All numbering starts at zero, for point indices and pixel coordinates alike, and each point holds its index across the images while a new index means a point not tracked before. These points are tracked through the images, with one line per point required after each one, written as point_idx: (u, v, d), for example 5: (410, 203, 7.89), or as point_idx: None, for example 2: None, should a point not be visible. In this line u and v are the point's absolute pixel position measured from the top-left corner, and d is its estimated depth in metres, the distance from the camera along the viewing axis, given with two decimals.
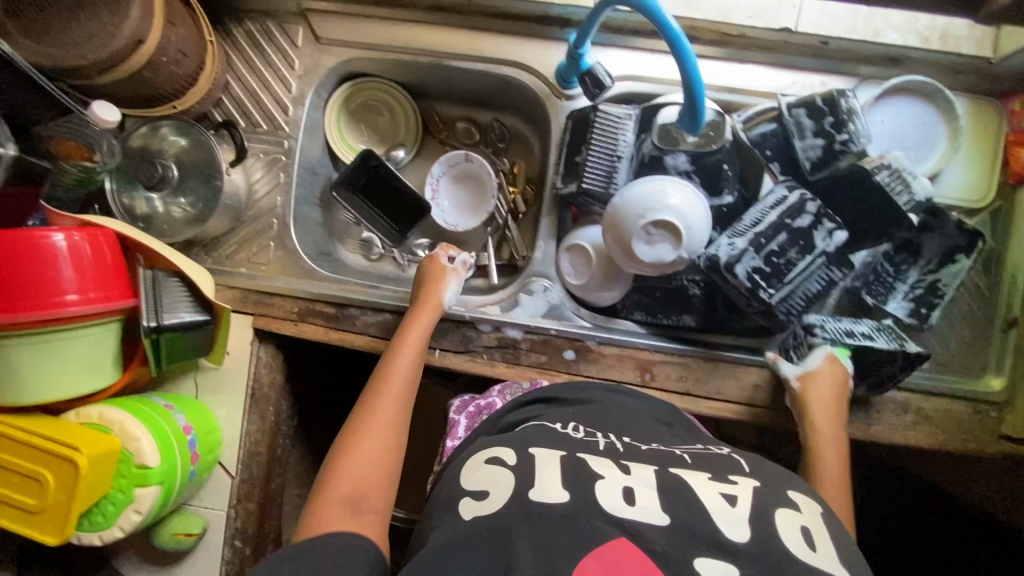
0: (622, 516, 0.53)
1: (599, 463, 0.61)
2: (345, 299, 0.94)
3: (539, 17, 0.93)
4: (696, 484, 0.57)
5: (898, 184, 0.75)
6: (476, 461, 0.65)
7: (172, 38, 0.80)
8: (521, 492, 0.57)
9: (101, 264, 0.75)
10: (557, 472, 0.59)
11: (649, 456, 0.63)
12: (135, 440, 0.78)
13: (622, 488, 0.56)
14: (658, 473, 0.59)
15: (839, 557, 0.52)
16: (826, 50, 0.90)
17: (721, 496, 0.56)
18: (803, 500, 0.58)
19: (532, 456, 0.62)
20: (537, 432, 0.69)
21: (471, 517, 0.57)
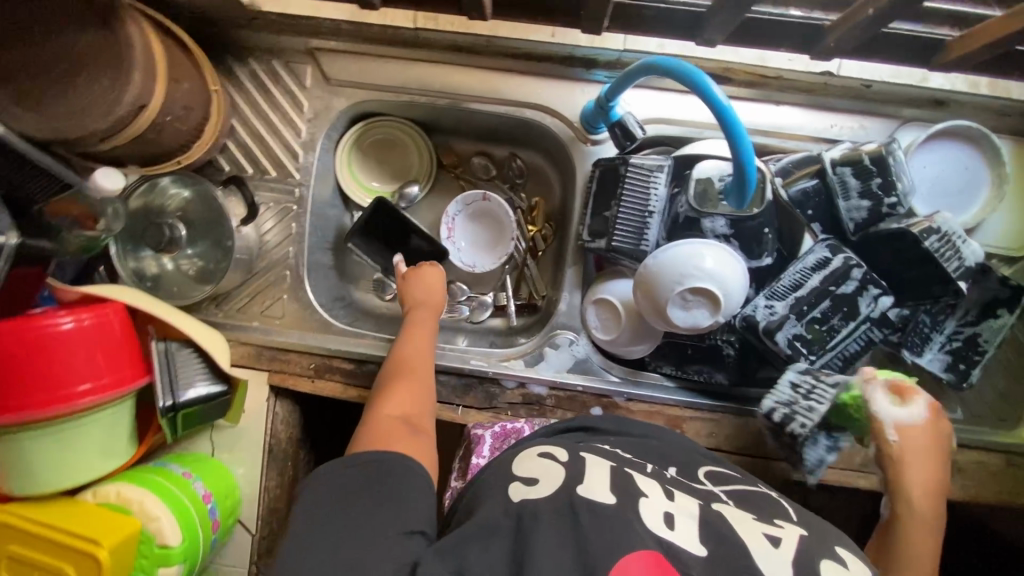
0: (658, 532, 0.51)
1: (646, 482, 0.58)
2: (365, 354, 0.91)
3: (563, 57, 0.88)
4: (741, 525, 0.54)
5: (948, 251, 0.72)
6: (525, 454, 0.63)
7: (176, 95, 0.74)
8: (569, 484, 0.56)
9: (114, 346, 0.71)
10: (606, 478, 0.57)
11: (691, 488, 0.60)
12: (155, 520, 0.75)
13: (665, 511, 0.54)
14: (703, 507, 0.56)
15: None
16: (867, 93, 0.85)
17: (765, 537, 0.53)
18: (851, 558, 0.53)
19: (583, 460, 0.60)
20: (591, 446, 0.65)
21: (518, 499, 0.56)
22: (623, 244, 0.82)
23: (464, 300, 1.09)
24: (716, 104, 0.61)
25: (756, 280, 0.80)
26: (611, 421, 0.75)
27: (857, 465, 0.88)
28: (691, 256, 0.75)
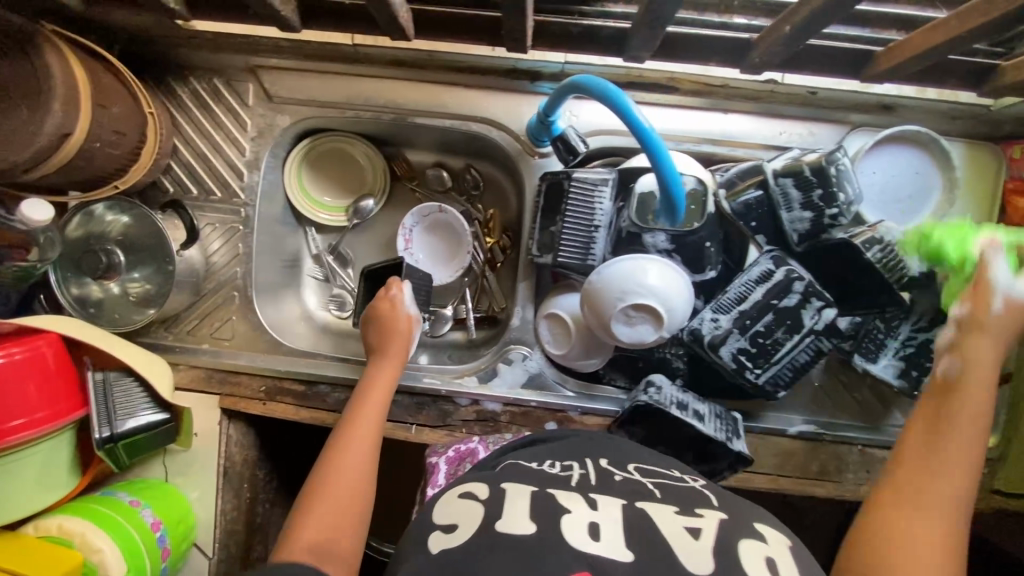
0: (586, 549, 0.48)
1: (567, 497, 0.55)
2: (316, 375, 0.90)
3: (506, 70, 0.86)
4: (661, 519, 0.52)
5: (891, 261, 0.73)
6: (446, 497, 0.59)
7: (105, 121, 0.73)
8: (489, 522, 0.52)
9: (46, 379, 0.70)
10: (525, 507, 0.54)
11: (617, 488, 0.58)
12: (99, 552, 0.74)
13: (588, 522, 0.51)
14: (626, 509, 0.54)
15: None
16: (814, 99, 0.84)
17: (684, 530, 0.51)
18: (770, 533, 0.53)
19: (503, 492, 0.57)
20: (513, 468, 0.63)
21: (437, 551, 0.51)
22: (566, 259, 0.81)
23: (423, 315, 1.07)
24: (637, 126, 0.61)
25: (700, 291, 0.79)
26: (555, 434, 0.72)
27: (813, 473, 0.88)
28: (635, 271, 0.73)
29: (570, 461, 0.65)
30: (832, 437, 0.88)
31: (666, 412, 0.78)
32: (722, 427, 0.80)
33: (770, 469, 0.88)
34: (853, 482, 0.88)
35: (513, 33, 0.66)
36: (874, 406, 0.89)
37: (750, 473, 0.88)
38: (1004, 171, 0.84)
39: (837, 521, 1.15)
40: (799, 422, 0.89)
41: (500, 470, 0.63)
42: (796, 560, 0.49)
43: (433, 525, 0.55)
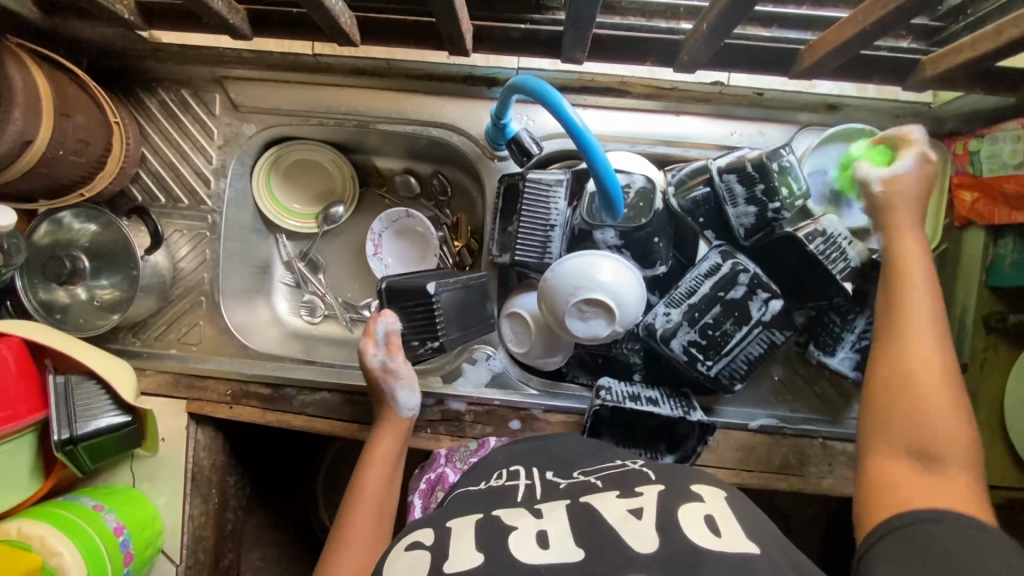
0: (536, 562, 0.50)
1: (512, 514, 0.58)
2: (281, 378, 0.91)
3: (463, 77, 0.89)
4: (604, 509, 0.56)
5: (833, 253, 0.75)
6: (396, 549, 0.57)
7: (68, 129, 0.75)
8: (436, 564, 0.52)
9: (4, 381, 0.71)
10: (471, 538, 0.55)
11: (562, 490, 0.62)
12: (58, 555, 0.75)
13: (535, 530, 0.54)
14: (570, 508, 0.57)
15: (745, 536, 0.51)
16: (762, 100, 0.87)
17: (626, 512, 0.54)
18: (706, 492, 0.57)
19: (449, 527, 0.58)
20: (462, 498, 0.64)
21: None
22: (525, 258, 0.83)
23: None
24: (572, 124, 0.63)
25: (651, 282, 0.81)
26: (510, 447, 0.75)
27: (776, 467, 0.88)
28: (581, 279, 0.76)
29: (519, 470, 0.68)
30: (793, 430, 0.88)
31: (622, 408, 0.81)
32: (677, 404, 0.83)
33: (733, 463, 0.88)
34: (815, 475, 0.88)
35: (452, 36, 0.68)
36: (834, 400, 0.90)
37: (713, 467, 0.88)
38: (950, 167, 0.87)
39: (810, 519, 1.16)
40: (760, 416, 0.90)
41: (447, 504, 0.64)
42: (733, 513, 0.54)
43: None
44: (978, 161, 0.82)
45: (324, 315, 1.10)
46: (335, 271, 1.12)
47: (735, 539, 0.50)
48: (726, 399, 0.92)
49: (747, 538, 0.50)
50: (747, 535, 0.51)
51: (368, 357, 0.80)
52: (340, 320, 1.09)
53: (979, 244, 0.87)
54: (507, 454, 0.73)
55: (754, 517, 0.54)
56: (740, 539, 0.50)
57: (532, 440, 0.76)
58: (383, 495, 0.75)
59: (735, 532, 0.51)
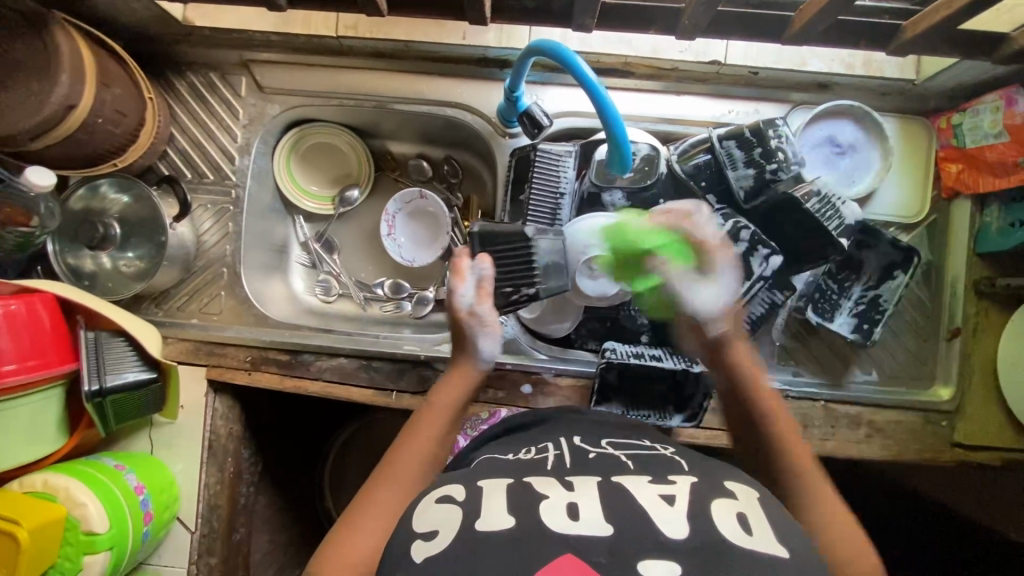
0: (566, 532, 0.49)
1: (544, 483, 0.56)
2: (300, 344, 0.94)
3: (477, 59, 0.95)
4: (638, 492, 0.53)
5: (828, 210, 0.79)
6: (426, 501, 0.58)
7: (108, 99, 0.80)
8: (468, 522, 0.52)
9: (40, 333, 0.74)
10: (504, 499, 0.54)
11: (592, 465, 0.60)
12: (81, 506, 0.76)
13: (566, 504, 0.52)
14: (601, 485, 0.56)
15: (774, 535, 0.49)
16: (756, 80, 0.92)
17: (658, 497, 0.52)
18: (740, 489, 0.55)
19: (481, 487, 0.57)
20: (488, 463, 0.64)
21: (421, 559, 0.50)
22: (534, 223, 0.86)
23: (406, 296, 1.13)
24: (585, 79, 0.68)
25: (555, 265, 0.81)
26: (534, 419, 0.74)
27: None
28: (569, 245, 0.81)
29: (545, 445, 0.67)
30: (796, 393, 0.91)
31: (628, 364, 0.84)
32: (680, 359, 0.85)
33: None
34: (819, 437, 0.91)
35: (470, 6, 0.74)
36: (834, 364, 0.94)
37: (720, 430, 0.91)
38: (935, 142, 0.93)
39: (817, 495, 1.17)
40: None
41: (474, 467, 0.63)
42: (764, 512, 0.52)
43: (413, 532, 0.53)
44: (961, 133, 0.88)
45: (339, 294, 1.13)
46: (349, 252, 1.16)
47: (765, 538, 0.49)
48: None
49: (776, 539, 0.49)
50: (776, 536, 0.49)
51: (457, 295, 0.74)
52: (354, 299, 1.13)
53: (966, 213, 0.92)
54: (532, 433, 0.72)
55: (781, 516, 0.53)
56: (771, 543, 0.48)
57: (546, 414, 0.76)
58: (433, 446, 0.69)
59: (767, 532, 0.49)
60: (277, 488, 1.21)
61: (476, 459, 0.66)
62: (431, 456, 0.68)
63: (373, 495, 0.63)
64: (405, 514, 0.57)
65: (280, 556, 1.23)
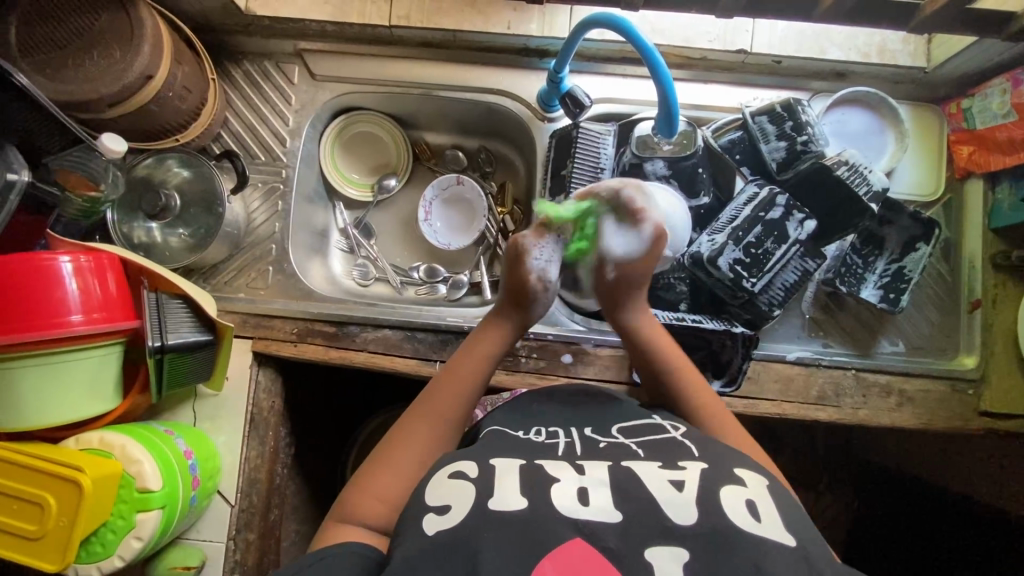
0: (576, 516, 0.51)
1: (554, 465, 0.58)
2: (346, 316, 0.97)
3: (519, 49, 1.01)
4: (649, 480, 0.55)
5: (856, 178, 0.84)
6: (437, 477, 0.58)
7: (179, 75, 0.85)
8: (481, 501, 0.53)
9: (107, 289, 0.77)
10: (516, 481, 0.55)
11: (605, 452, 0.61)
12: (137, 463, 0.75)
13: (577, 489, 0.54)
14: (613, 470, 0.57)
15: (785, 527, 0.51)
16: (779, 69, 0.98)
17: (668, 483, 0.54)
18: (749, 477, 0.57)
19: (492, 468, 0.57)
20: (499, 438, 0.65)
21: (432, 532, 0.51)
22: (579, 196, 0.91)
23: (441, 280, 1.15)
24: (641, 44, 0.75)
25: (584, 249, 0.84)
26: (533, 398, 0.75)
27: (814, 398, 0.93)
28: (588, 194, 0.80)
29: (558, 430, 0.67)
30: (829, 361, 0.94)
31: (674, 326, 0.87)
32: (720, 320, 0.89)
33: (774, 394, 0.93)
34: (852, 405, 0.93)
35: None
36: (863, 336, 0.97)
37: (756, 399, 0.93)
38: (946, 127, 0.99)
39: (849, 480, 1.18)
40: (796, 349, 0.96)
41: (487, 441, 0.64)
42: (774, 499, 0.54)
43: (425, 506, 0.54)
44: (971, 116, 0.95)
45: (376, 278, 1.16)
46: (386, 238, 1.20)
47: (772, 525, 0.50)
48: (764, 334, 0.97)
49: (783, 527, 0.50)
50: (783, 524, 0.51)
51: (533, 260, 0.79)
52: (390, 283, 1.15)
53: (980, 192, 0.97)
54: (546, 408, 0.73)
55: (790, 505, 0.55)
56: (778, 530, 0.50)
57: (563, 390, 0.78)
58: (468, 393, 0.72)
59: (773, 519, 0.51)
60: (308, 477, 1.19)
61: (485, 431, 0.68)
62: (467, 401, 0.71)
63: (411, 430, 0.67)
64: (419, 490, 0.57)
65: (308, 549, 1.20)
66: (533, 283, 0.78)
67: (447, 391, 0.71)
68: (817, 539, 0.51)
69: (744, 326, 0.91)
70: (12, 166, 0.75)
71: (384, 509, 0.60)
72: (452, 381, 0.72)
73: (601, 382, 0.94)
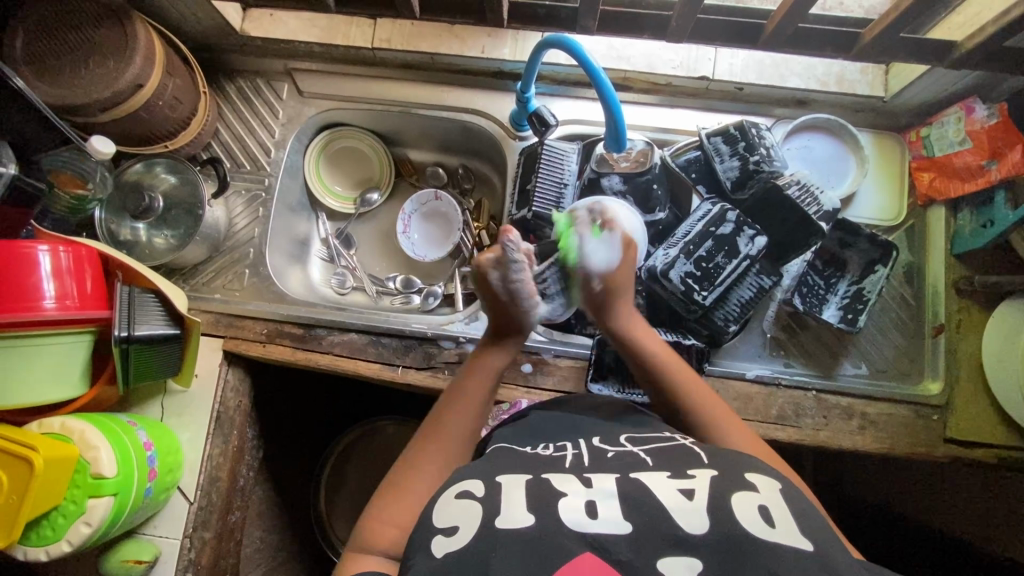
0: (584, 530, 0.50)
1: (563, 478, 0.56)
2: (314, 320, 1.00)
3: (494, 72, 1.07)
4: (657, 488, 0.53)
5: (807, 198, 0.88)
6: (444, 497, 0.56)
7: (169, 86, 0.91)
8: (490, 518, 0.52)
9: (80, 280, 0.81)
10: (523, 495, 0.54)
11: (611, 463, 0.58)
12: (93, 448, 0.77)
13: (586, 502, 0.52)
14: (621, 481, 0.55)
15: (799, 530, 0.49)
16: (742, 95, 1.02)
17: (678, 491, 0.53)
18: (761, 480, 0.55)
19: (500, 483, 0.56)
20: (506, 454, 0.62)
21: (441, 555, 0.50)
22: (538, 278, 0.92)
23: (416, 291, 1.18)
24: (585, 61, 0.79)
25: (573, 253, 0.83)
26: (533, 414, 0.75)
27: (773, 417, 0.92)
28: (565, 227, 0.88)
29: (565, 444, 0.65)
30: (789, 380, 0.94)
31: None
32: (674, 332, 0.90)
33: (732, 412, 0.92)
34: (812, 426, 0.92)
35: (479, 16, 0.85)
36: (825, 358, 0.97)
37: None
38: (907, 154, 1.01)
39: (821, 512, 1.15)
40: (756, 368, 0.96)
41: (494, 458, 0.62)
42: (786, 501, 0.52)
43: (434, 529, 0.53)
44: (929, 144, 0.97)
45: (353, 287, 1.19)
46: (364, 250, 1.24)
47: (787, 530, 0.49)
48: (724, 351, 0.97)
49: (798, 531, 0.49)
50: (798, 527, 0.50)
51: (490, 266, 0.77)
52: (366, 291, 1.18)
53: (942, 218, 0.97)
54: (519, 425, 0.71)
55: (803, 502, 0.54)
56: (792, 533, 0.49)
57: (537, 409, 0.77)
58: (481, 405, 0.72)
59: (788, 523, 0.50)
60: (273, 483, 1.19)
61: (494, 446, 0.66)
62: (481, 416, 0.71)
63: (426, 448, 0.66)
64: (425, 512, 0.56)
65: (271, 559, 1.18)
66: (506, 297, 0.78)
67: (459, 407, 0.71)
68: (834, 542, 0.50)
69: (704, 342, 0.91)
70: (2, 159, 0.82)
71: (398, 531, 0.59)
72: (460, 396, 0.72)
73: (561, 393, 0.95)
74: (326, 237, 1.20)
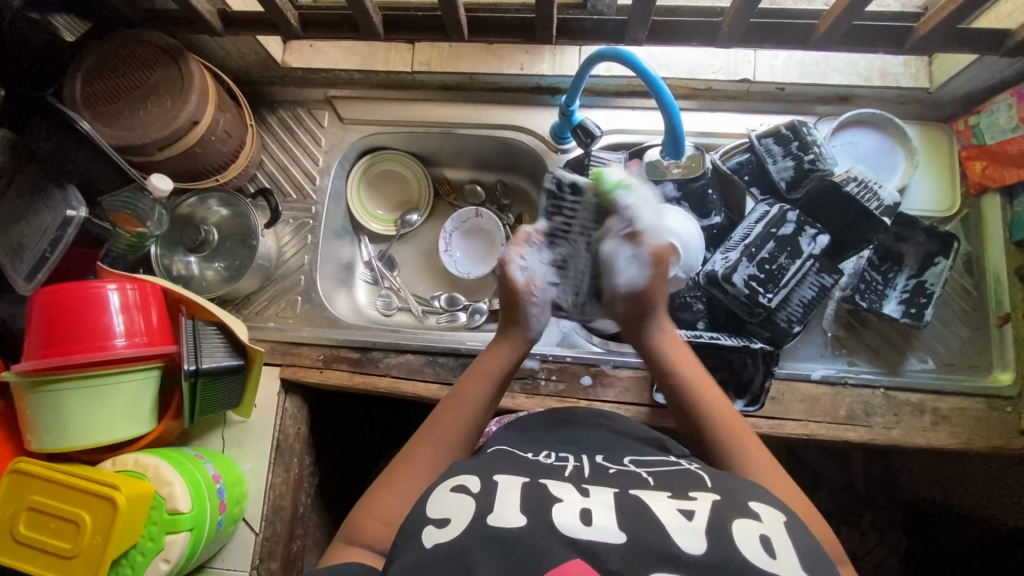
0: (577, 536, 0.48)
1: (558, 486, 0.54)
2: (370, 342, 1.00)
3: (532, 88, 1.08)
4: (655, 505, 0.51)
5: (867, 194, 0.85)
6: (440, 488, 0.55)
7: (221, 120, 0.93)
8: (479, 516, 0.50)
9: (149, 316, 0.82)
10: (515, 498, 0.52)
11: (612, 479, 0.57)
12: (169, 485, 0.77)
13: (579, 509, 0.50)
14: (619, 495, 0.53)
15: (800, 563, 0.46)
16: (784, 96, 1.02)
17: (677, 511, 0.50)
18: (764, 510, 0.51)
19: (495, 482, 0.54)
20: (505, 456, 0.62)
21: (430, 545, 0.49)
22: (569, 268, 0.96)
23: (461, 308, 1.17)
24: (641, 69, 0.81)
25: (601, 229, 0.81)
26: (536, 415, 0.76)
27: (843, 418, 0.90)
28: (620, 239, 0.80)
29: (568, 456, 0.64)
30: (855, 379, 0.92)
31: (699, 340, 0.87)
32: (739, 336, 0.89)
33: (801, 415, 0.91)
34: (882, 426, 0.90)
35: (522, 33, 0.86)
36: (889, 355, 0.95)
37: (782, 419, 0.90)
38: (956, 144, 1.00)
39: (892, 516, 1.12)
40: (820, 368, 0.94)
41: (494, 459, 0.60)
42: (788, 533, 0.49)
43: (424, 519, 0.52)
44: (979, 132, 0.96)
45: (398, 308, 1.19)
46: (407, 270, 1.24)
47: (788, 563, 0.46)
48: (785, 353, 0.96)
49: (798, 563, 0.46)
50: (798, 559, 0.47)
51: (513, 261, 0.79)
52: (412, 312, 1.18)
53: (997, 206, 0.96)
54: (516, 426, 0.73)
55: (805, 534, 0.50)
56: (791, 563, 0.46)
57: (586, 414, 0.76)
58: (478, 410, 0.70)
59: (790, 554, 0.47)
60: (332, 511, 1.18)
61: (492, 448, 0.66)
62: (474, 420, 0.69)
63: (416, 447, 0.65)
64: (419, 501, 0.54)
65: None
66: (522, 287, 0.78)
67: (453, 409, 0.69)
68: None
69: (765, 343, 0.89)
70: (72, 203, 0.86)
71: (384, 527, 0.58)
72: (455, 402, 0.70)
73: (620, 405, 0.94)
74: (370, 258, 1.21)
